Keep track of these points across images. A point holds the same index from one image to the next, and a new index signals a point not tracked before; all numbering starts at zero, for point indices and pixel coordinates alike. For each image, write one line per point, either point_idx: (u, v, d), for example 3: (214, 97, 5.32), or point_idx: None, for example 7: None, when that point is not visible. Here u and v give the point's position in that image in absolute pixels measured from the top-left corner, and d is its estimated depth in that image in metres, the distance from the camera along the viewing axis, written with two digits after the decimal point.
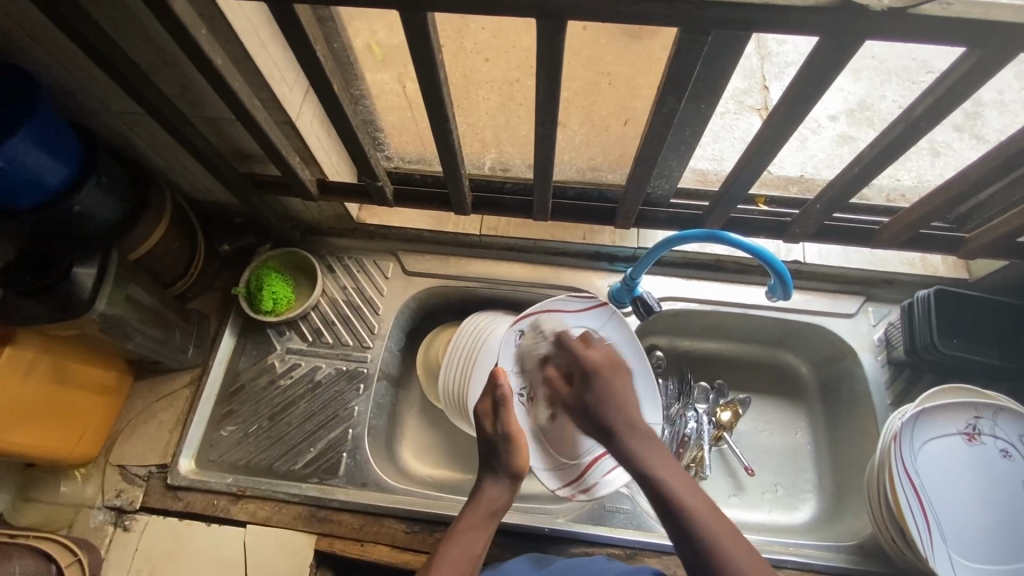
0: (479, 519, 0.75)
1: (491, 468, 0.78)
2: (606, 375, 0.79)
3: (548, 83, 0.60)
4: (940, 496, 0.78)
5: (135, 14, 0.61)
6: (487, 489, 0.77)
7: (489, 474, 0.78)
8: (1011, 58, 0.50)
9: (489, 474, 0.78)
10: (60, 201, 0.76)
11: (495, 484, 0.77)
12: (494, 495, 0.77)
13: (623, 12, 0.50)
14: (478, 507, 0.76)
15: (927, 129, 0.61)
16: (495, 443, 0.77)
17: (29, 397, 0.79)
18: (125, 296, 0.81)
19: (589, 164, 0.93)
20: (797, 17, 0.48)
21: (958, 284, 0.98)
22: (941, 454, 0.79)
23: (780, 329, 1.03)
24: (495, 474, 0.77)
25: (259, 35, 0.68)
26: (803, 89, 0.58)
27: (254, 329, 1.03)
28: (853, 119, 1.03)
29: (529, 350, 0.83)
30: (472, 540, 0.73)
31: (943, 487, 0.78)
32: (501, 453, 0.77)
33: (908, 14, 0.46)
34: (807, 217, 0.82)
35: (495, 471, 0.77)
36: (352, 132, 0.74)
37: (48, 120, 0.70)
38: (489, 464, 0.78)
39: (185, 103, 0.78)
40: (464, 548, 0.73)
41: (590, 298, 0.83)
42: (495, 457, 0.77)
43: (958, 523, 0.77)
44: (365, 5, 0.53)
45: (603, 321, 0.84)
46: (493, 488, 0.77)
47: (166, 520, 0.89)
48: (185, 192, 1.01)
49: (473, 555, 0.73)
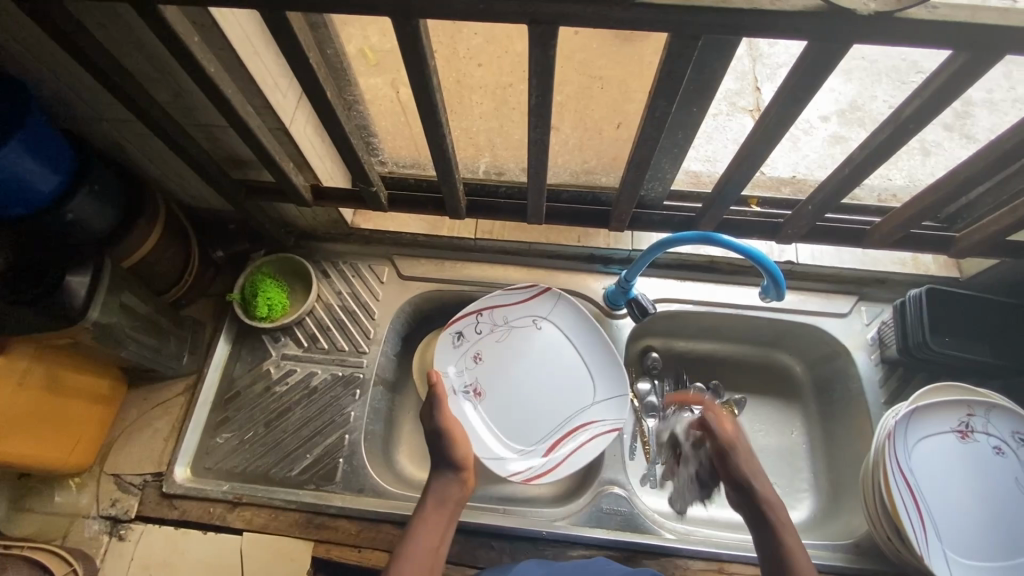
0: (434, 510, 0.76)
1: (437, 465, 0.80)
2: (742, 450, 0.81)
3: (540, 88, 0.60)
4: (935, 493, 0.78)
5: (127, 22, 0.61)
6: (438, 484, 0.78)
7: (438, 471, 0.79)
8: (996, 60, 0.51)
9: (439, 473, 0.79)
10: (52, 209, 0.75)
11: (444, 480, 0.78)
12: (446, 491, 0.78)
13: (615, 18, 0.50)
14: (430, 499, 0.77)
15: (915, 130, 0.61)
16: (440, 439, 0.81)
17: (22, 406, 0.78)
18: (119, 304, 0.80)
19: (582, 167, 0.93)
20: (787, 22, 0.49)
21: (949, 283, 0.99)
22: (936, 452, 0.80)
23: (774, 329, 1.03)
24: (443, 470, 0.79)
25: (252, 43, 0.68)
26: (794, 92, 0.58)
27: (249, 335, 1.03)
28: (845, 119, 1.04)
29: (474, 343, 0.96)
30: (429, 529, 0.74)
31: (937, 483, 0.79)
32: (446, 448, 0.80)
33: (895, 18, 0.47)
34: (799, 218, 0.82)
35: (444, 469, 0.79)
36: (346, 138, 0.74)
37: (39, 128, 0.70)
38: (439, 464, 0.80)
39: (177, 111, 0.78)
40: (425, 541, 0.73)
41: (530, 289, 0.98)
42: (439, 451, 0.81)
43: (954, 520, 0.77)
44: (359, 12, 0.54)
45: (549, 308, 0.98)
46: (443, 483, 0.78)
47: (161, 529, 0.89)
48: (178, 199, 1.00)
49: (432, 546, 0.73)
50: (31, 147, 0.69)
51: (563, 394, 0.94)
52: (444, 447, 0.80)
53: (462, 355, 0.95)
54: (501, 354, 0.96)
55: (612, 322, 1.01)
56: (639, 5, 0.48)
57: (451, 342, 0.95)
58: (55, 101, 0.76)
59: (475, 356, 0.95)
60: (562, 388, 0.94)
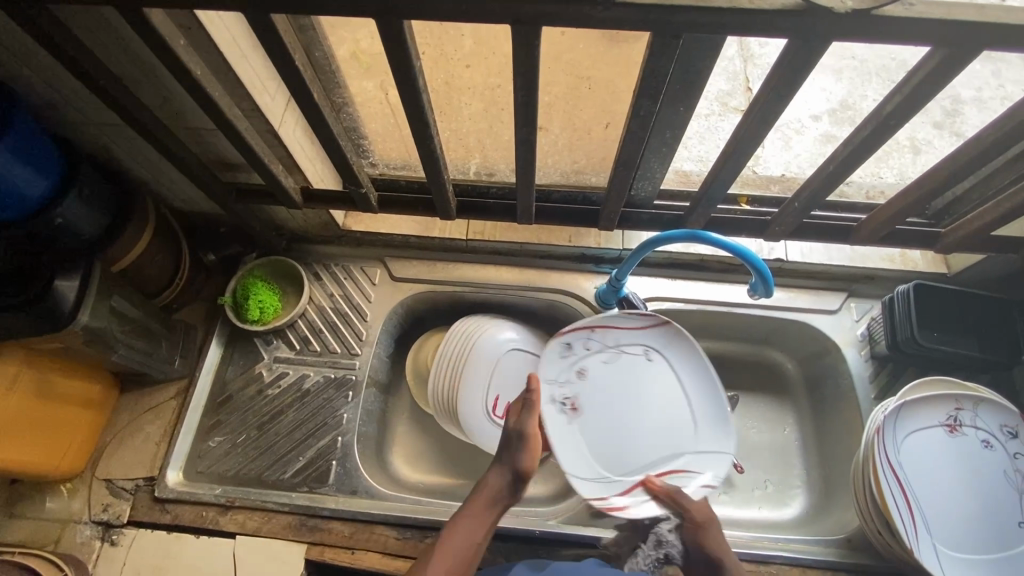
0: (485, 504, 0.73)
1: (503, 457, 0.76)
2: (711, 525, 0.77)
3: (525, 88, 0.61)
4: (926, 488, 0.79)
5: (113, 25, 0.61)
6: (498, 476, 0.74)
7: (501, 463, 0.75)
8: (973, 56, 0.52)
9: (501, 462, 0.76)
10: (41, 213, 0.75)
11: (503, 473, 0.75)
12: (500, 483, 0.74)
13: (596, 17, 0.51)
14: (484, 491, 0.73)
15: (897, 126, 0.62)
16: (514, 441, 0.76)
17: (12, 411, 0.78)
18: (108, 308, 0.80)
19: (573, 168, 0.93)
20: (766, 20, 0.49)
21: (938, 278, 1.00)
22: (926, 447, 0.80)
23: (766, 327, 1.04)
24: (506, 464, 0.75)
25: (239, 45, 0.68)
26: (776, 89, 0.59)
27: (241, 338, 1.03)
28: (835, 118, 1.05)
29: (581, 358, 0.90)
30: (475, 522, 0.71)
31: (929, 479, 0.79)
32: (516, 451, 0.75)
33: (872, 15, 0.48)
34: (786, 215, 0.83)
35: (507, 462, 0.75)
36: (334, 140, 0.74)
37: (27, 132, 0.70)
38: (503, 456, 0.76)
39: (166, 114, 0.78)
40: (466, 536, 0.70)
41: (646, 317, 0.91)
42: (511, 449, 0.76)
43: (945, 515, 0.78)
44: (342, 14, 0.54)
45: (659, 342, 0.91)
46: (500, 476, 0.74)
47: (153, 533, 0.89)
48: (169, 203, 1.00)
49: (474, 539, 0.70)
50: (19, 152, 0.69)
51: (661, 449, 0.86)
52: (516, 443, 0.75)
53: (568, 368, 0.89)
54: (609, 377, 0.89)
55: None
56: (620, 4, 0.49)
57: (558, 351, 0.90)
58: (43, 106, 0.76)
59: (579, 372, 0.89)
60: (666, 431, 0.87)
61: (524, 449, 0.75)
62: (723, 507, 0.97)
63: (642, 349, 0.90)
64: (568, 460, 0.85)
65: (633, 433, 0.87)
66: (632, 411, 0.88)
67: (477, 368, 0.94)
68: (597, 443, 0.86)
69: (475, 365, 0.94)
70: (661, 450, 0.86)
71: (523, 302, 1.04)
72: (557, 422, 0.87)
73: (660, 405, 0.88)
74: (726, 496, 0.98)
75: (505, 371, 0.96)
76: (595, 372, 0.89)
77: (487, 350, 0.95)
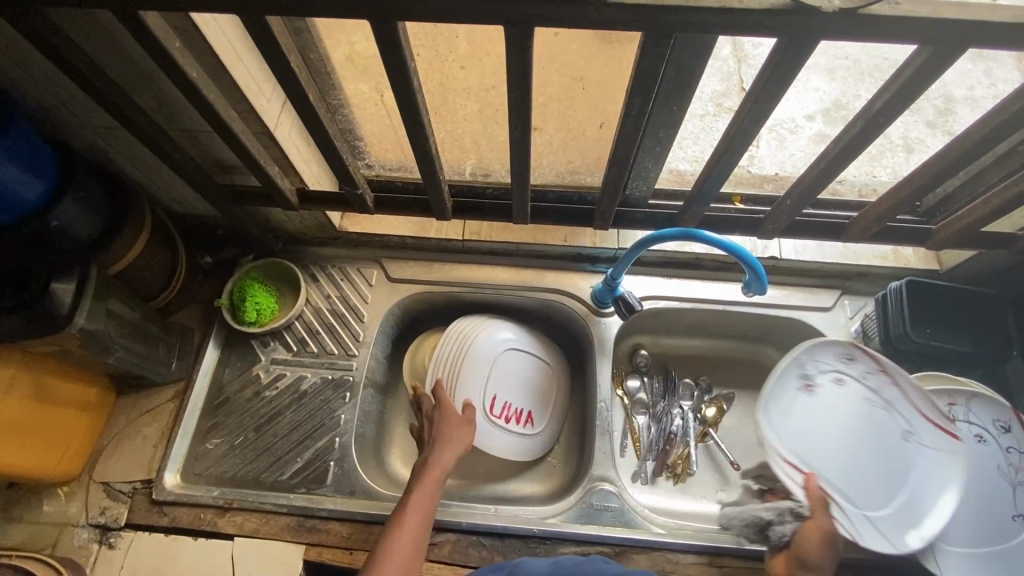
0: (432, 481, 0.80)
1: (441, 438, 0.84)
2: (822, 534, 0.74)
3: (519, 89, 0.61)
4: (915, 481, 0.82)
5: (108, 28, 0.62)
6: (439, 455, 0.82)
7: (440, 443, 0.84)
8: (960, 54, 0.52)
9: (442, 443, 0.84)
10: (37, 216, 0.75)
11: (444, 452, 0.83)
12: (443, 460, 0.82)
13: (588, 18, 0.51)
14: (429, 469, 0.81)
15: (887, 124, 0.63)
16: (448, 423, 0.86)
17: (9, 415, 0.78)
18: (105, 310, 0.81)
19: (567, 168, 0.95)
20: (755, 19, 0.50)
21: (930, 275, 1.01)
22: (914, 440, 0.83)
23: (761, 325, 1.04)
24: (445, 443, 0.84)
25: (234, 48, 0.68)
26: (767, 88, 0.59)
27: (238, 340, 1.03)
28: (829, 117, 1.05)
29: (852, 368, 0.86)
30: (426, 499, 0.78)
31: (916, 473, 0.82)
32: (448, 428, 0.86)
33: (859, 14, 0.48)
34: (779, 214, 0.84)
35: (444, 442, 0.84)
36: (330, 141, 0.74)
37: (23, 136, 0.70)
38: (439, 437, 0.84)
39: (162, 117, 0.78)
40: (421, 511, 0.77)
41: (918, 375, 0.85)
42: (445, 431, 0.85)
43: (935, 507, 0.80)
44: (336, 16, 0.54)
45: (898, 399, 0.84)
46: (442, 453, 0.83)
47: (151, 536, 0.89)
48: (165, 205, 1.01)
49: (427, 513, 0.77)
50: (15, 155, 0.69)
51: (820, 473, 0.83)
52: (449, 426, 0.85)
53: (836, 375, 0.87)
54: (854, 404, 0.86)
55: (599, 321, 1.01)
56: (611, 5, 0.49)
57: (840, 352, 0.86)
58: (38, 109, 0.76)
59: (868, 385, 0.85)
60: (872, 477, 0.83)
61: (459, 427, 0.86)
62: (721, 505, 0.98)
63: (876, 398, 0.85)
64: (811, 458, 0.85)
65: (852, 457, 0.85)
66: (840, 446, 0.85)
67: (472, 368, 0.95)
68: (799, 442, 0.85)
69: (471, 365, 0.95)
70: (851, 485, 0.83)
71: (520, 301, 1.04)
72: (823, 404, 0.87)
73: (873, 450, 0.84)
74: (724, 493, 0.99)
75: (502, 370, 0.97)
76: (845, 394, 0.87)
77: (483, 350, 0.96)
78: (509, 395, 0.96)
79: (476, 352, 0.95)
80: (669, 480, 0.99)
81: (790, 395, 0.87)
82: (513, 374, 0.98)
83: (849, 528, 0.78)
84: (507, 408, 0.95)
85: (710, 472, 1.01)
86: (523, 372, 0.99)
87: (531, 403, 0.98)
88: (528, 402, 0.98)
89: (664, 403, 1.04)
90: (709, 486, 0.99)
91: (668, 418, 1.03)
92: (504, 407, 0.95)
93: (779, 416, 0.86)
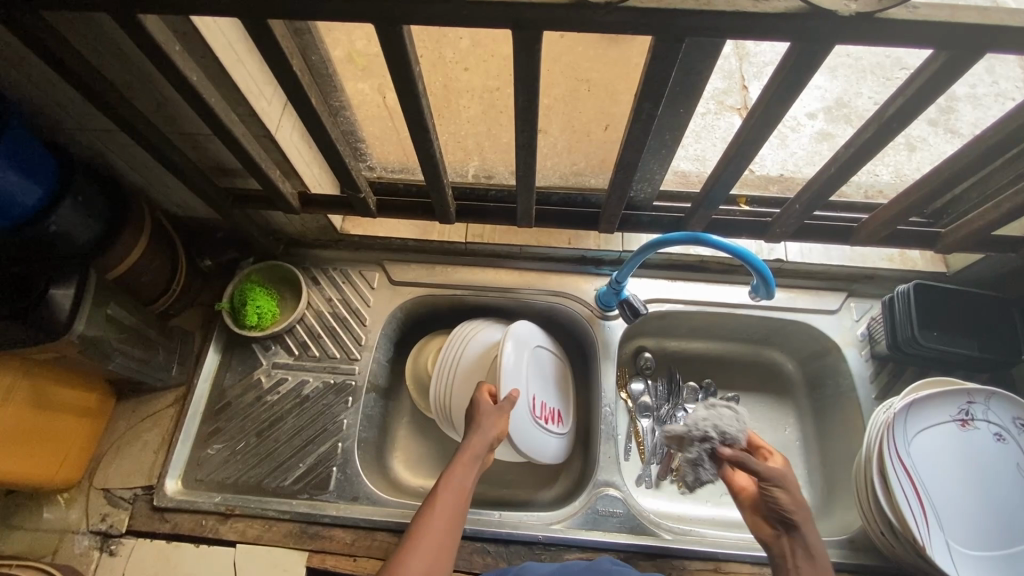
0: (466, 465, 0.76)
1: (477, 421, 0.80)
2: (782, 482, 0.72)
3: (525, 93, 0.60)
4: (939, 478, 0.79)
5: (107, 31, 0.61)
6: (476, 437, 0.79)
7: (476, 427, 0.80)
8: (976, 59, 0.52)
9: (478, 427, 0.80)
10: (36, 221, 0.74)
11: (481, 435, 0.79)
12: (478, 446, 0.78)
13: (598, 22, 0.50)
14: (463, 452, 0.77)
15: (900, 128, 0.62)
16: (490, 408, 0.81)
17: (8, 422, 0.77)
18: (105, 315, 0.80)
19: (572, 169, 0.92)
20: (769, 23, 0.49)
21: (937, 277, 1.00)
22: (939, 443, 0.80)
23: (765, 327, 1.04)
24: (483, 427, 0.79)
25: (235, 50, 0.67)
26: (779, 91, 0.58)
27: (239, 344, 1.02)
28: (831, 116, 1.04)
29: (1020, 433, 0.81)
30: (459, 481, 0.75)
31: (944, 474, 0.79)
32: (490, 414, 0.81)
33: (875, 18, 0.47)
34: (787, 217, 0.83)
35: (482, 426, 0.79)
36: (333, 144, 0.73)
37: (21, 140, 0.69)
38: (477, 420, 0.80)
39: (162, 120, 0.77)
40: (454, 494, 0.73)
41: None
42: (484, 415, 0.81)
43: (956, 507, 0.78)
44: (340, 19, 0.53)
45: None
46: (479, 437, 0.79)
47: (152, 543, 0.88)
48: (165, 209, 0.99)
49: (459, 497, 0.74)
50: (13, 160, 0.68)
51: (928, 491, 0.78)
52: (487, 411, 0.81)
53: (1006, 432, 0.81)
54: (1011, 464, 0.80)
55: (604, 324, 1.00)
56: (623, 8, 0.48)
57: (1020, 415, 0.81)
58: (36, 113, 0.75)
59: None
60: (970, 522, 0.78)
61: (500, 413, 0.81)
62: (726, 509, 0.97)
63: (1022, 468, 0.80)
64: (930, 480, 0.79)
65: (956, 490, 0.79)
66: (960, 487, 0.79)
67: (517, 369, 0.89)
68: (925, 463, 0.79)
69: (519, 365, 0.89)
70: (948, 516, 0.78)
71: (523, 304, 1.03)
72: (968, 445, 0.81)
73: (988, 505, 0.79)
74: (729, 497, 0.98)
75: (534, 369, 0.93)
76: (999, 453, 0.80)
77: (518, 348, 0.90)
78: (541, 393, 0.93)
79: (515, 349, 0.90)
80: (674, 483, 0.99)
81: (943, 417, 0.81)
82: (537, 372, 0.94)
83: (922, 536, 0.75)
84: (545, 407, 0.93)
85: None
86: (543, 368, 0.96)
87: (554, 401, 0.96)
88: (553, 399, 0.96)
89: (668, 406, 1.04)
90: (714, 489, 0.99)
91: (673, 421, 1.02)
92: (542, 407, 0.92)
93: (920, 430, 0.80)
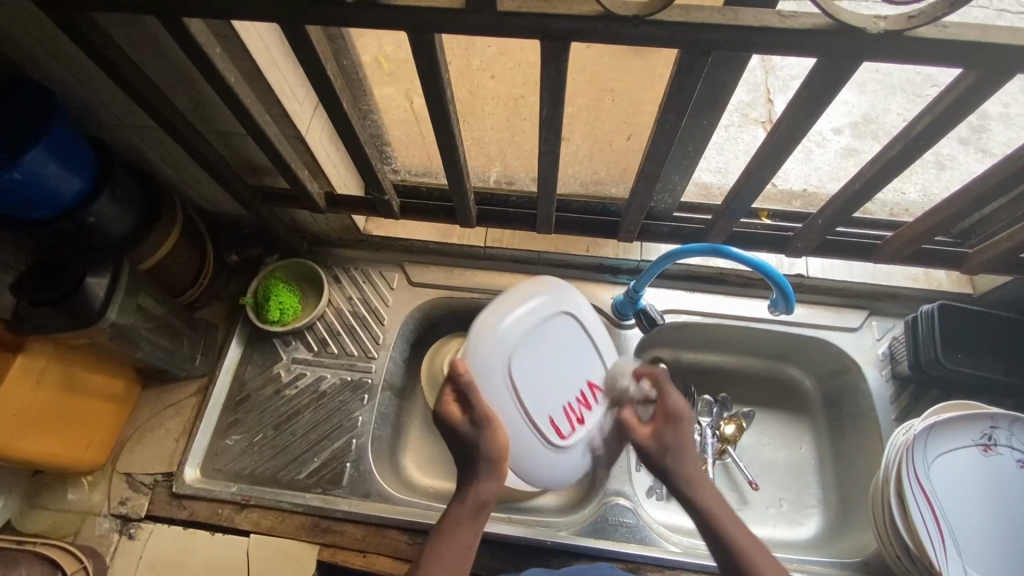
0: (468, 518, 0.69)
1: (474, 467, 0.71)
2: (687, 424, 0.75)
3: (551, 103, 0.61)
4: (959, 504, 0.77)
5: (151, 32, 0.63)
6: (473, 486, 0.70)
7: (477, 472, 0.71)
8: (1007, 80, 0.51)
9: (474, 467, 0.71)
10: (75, 212, 0.77)
11: (482, 481, 0.71)
12: (483, 491, 0.70)
13: (627, 35, 0.51)
14: (465, 504, 0.70)
15: (927, 146, 0.61)
16: (470, 436, 0.71)
17: (39, 404, 0.80)
18: (135, 305, 0.82)
19: (592, 178, 0.92)
20: (796, 39, 0.49)
21: (962, 299, 0.99)
22: (959, 467, 0.79)
23: (785, 343, 1.03)
24: (480, 467, 0.71)
25: (271, 53, 0.69)
26: (804, 107, 0.58)
27: (261, 338, 1.04)
28: (859, 131, 1.03)
29: None
30: (456, 523, 0.69)
31: (965, 500, 0.78)
32: (480, 444, 0.71)
33: (905, 37, 0.47)
34: (810, 231, 0.82)
35: (479, 463, 0.71)
36: (360, 146, 0.75)
37: (64, 133, 0.72)
38: (469, 463, 0.71)
39: (197, 119, 0.79)
40: (449, 559, 0.67)
41: None
42: (474, 454, 0.71)
43: (975, 533, 0.77)
44: (376, 27, 0.55)
45: None
46: (480, 482, 0.70)
47: (170, 529, 0.90)
48: (195, 203, 1.02)
49: (456, 559, 0.67)
50: (55, 153, 0.71)
51: (945, 515, 0.77)
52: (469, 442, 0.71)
53: None
54: None
55: (620, 333, 1.01)
56: (651, 21, 0.49)
57: None
58: (79, 107, 0.78)
59: None
60: (991, 550, 0.76)
61: (483, 432, 0.71)
62: None
63: None
64: (949, 506, 0.77)
65: (977, 517, 0.78)
66: (981, 514, 0.78)
67: (496, 378, 0.76)
68: (944, 487, 0.78)
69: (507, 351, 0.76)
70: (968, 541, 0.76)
71: None
72: (990, 471, 0.79)
73: (1009, 533, 0.77)
74: (741, 512, 0.98)
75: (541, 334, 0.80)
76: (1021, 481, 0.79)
77: (494, 342, 0.76)
78: (560, 395, 0.82)
79: (491, 346, 0.75)
80: None
81: (965, 441, 0.80)
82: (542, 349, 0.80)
83: (939, 561, 0.74)
84: (573, 404, 0.83)
85: (726, 490, 0.99)
86: (560, 333, 0.82)
87: (581, 376, 0.84)
88: (574, 381, 0.83)
89: None
90: None
91: None
92: (567, 412, 0.82)
93: (939, 454, 0.79)
